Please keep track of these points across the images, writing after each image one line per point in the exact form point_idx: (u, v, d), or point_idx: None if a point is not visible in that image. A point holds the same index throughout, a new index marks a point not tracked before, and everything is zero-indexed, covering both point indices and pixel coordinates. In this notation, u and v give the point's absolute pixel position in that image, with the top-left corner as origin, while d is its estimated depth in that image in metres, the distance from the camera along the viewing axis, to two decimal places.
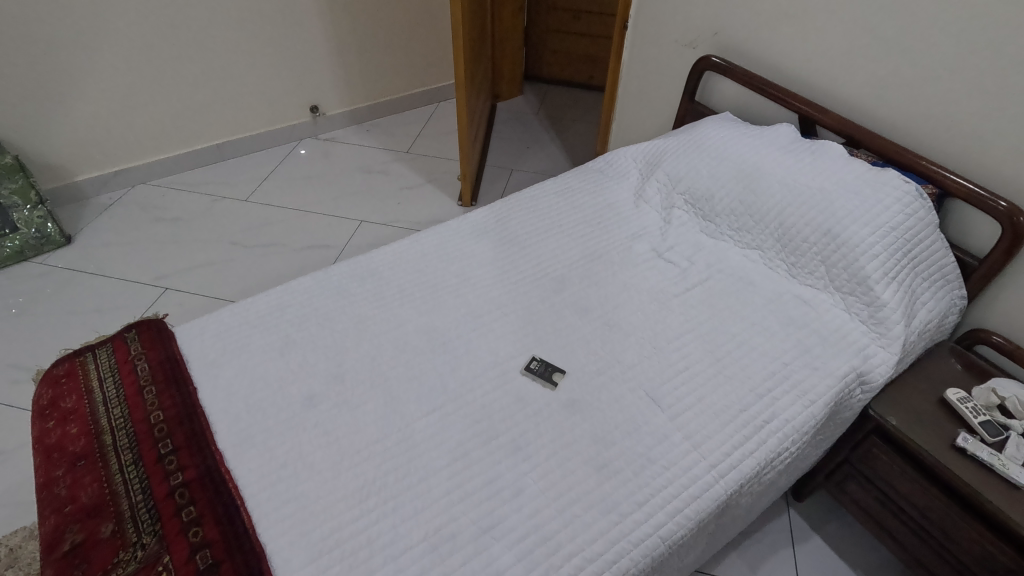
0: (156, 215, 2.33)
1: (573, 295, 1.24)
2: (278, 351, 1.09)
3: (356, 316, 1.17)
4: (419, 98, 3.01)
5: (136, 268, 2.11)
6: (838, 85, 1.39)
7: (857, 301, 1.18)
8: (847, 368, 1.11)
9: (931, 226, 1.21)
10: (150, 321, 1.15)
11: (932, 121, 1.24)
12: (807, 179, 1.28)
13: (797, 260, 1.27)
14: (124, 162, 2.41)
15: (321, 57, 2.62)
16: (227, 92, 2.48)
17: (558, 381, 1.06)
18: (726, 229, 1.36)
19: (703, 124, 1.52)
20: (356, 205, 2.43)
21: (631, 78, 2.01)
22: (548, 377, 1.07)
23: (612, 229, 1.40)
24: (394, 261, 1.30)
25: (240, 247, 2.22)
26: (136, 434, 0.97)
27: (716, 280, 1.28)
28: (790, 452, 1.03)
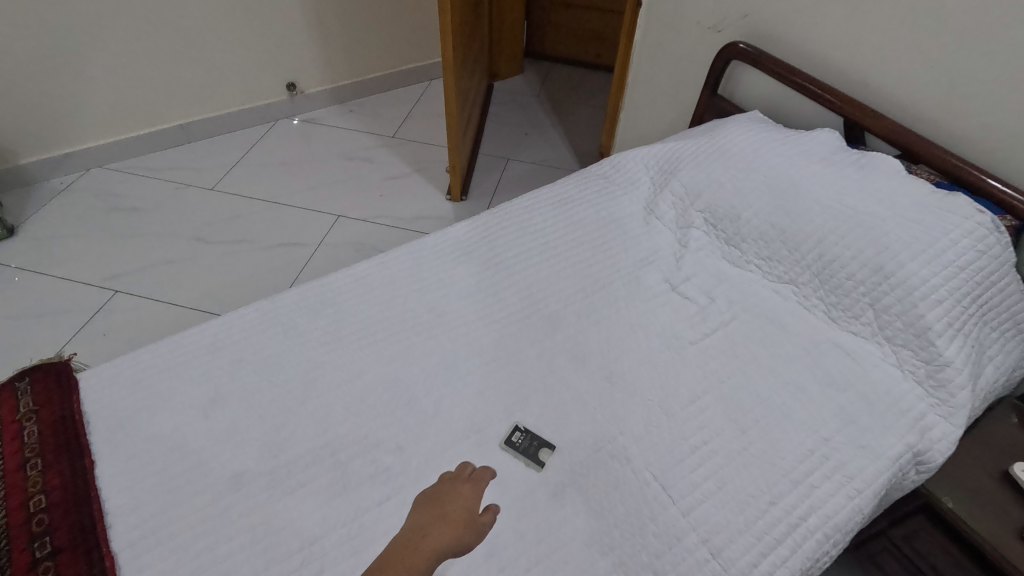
0: (111, 204, 2.10)
1: (568, 338, 1.03)
2: (204, 410, 0.89)
3: (304, 364, 0.96)
4: (409, 75, 2.74)
5: (85, 266, 1.89)
6: (896, 83, 1.15)
7: (914, 357, 0.97)
8: (902, 446, 0.90)
9: (1007, 266, 0.99)
10: (50, 365, 0.95)
11: (1015, 137, 1.00)
12: (856, 202, 1.05)
13: (839, 301, 1.05)
14: (75, 145, 2.16)
15: (297, 28, 2.35)
16: (193, 67, 2.22)
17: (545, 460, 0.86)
18: (753, 258, 1.15)
19: (728, 126, 1.28)
20: (335, 196, 2.20)
21: (644, 63, 1.76)
22: (533, 456, 0.86)
23: (617, 253, 1.18)
24: (355, 289, 1.08)
25: (203, 243, 2.00)
26: (9, 528, 0.77)
27: (741, 322, 1.07)
28: (830, 555, 0.84)
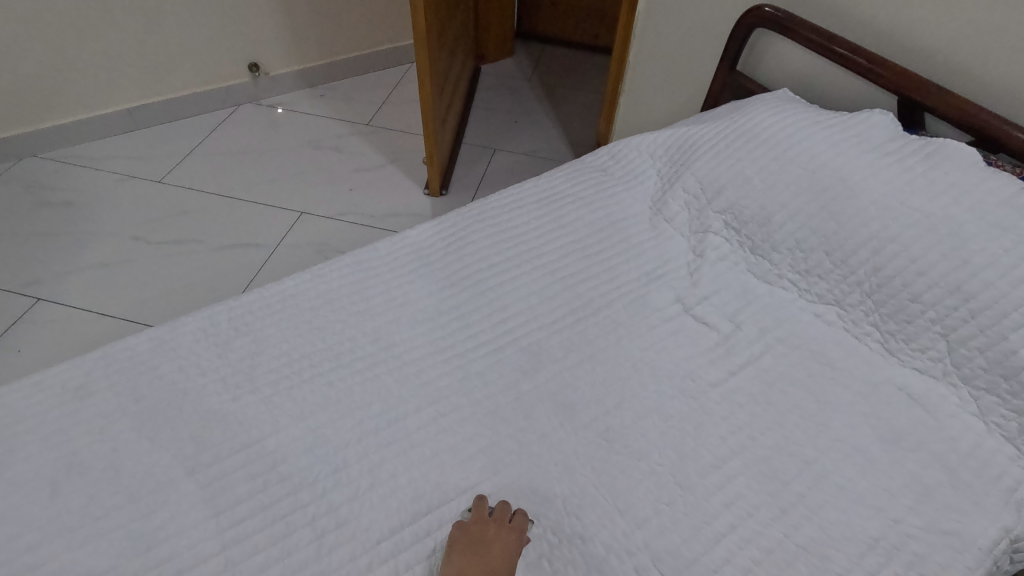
0: (41, 198, 1.85)
1: (552, 378, 0.80)
2: (54, 484, 0.66)
3: (200, 416, 0.73)
4: (387, 57, 2.49)
5: (5, 270, 1.64)
6: (967, 52, 0.91)
7: (1005, 406, 0.74)
8: (995, 530, 0.68)
9: None
10: None
11: None
12: (924, 201, 0.82)
13: (901, 329, 0.82)
14: (3, 130, 1.90)
15: (258, 1, 2.09)
16: (136, 43, 1.97)
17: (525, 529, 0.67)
18: (787, 271, 0.91)
19: (752, 106, 1.04)
20: (299, 190, 1.96)
21: (648, 38, 1.52)
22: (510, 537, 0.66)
23: (616, 264, 0.95)
24: (281, 313, 0.85)
25: (144, 243, 1.75)
26: None
27: (774, 356, 0.84)
28: None
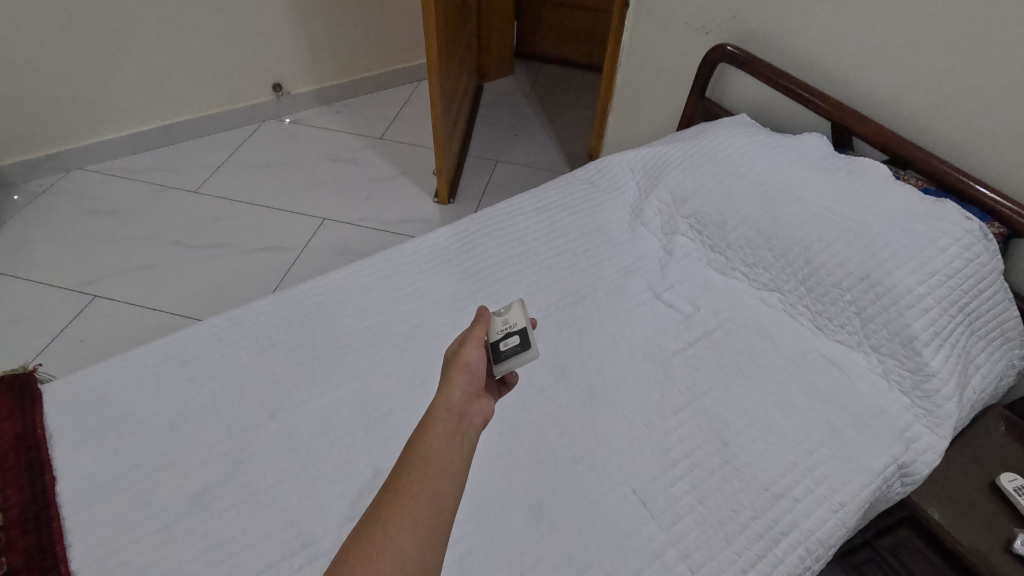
0: (89, 206, 2.05)
1: (548, 348, 1.01)
2: (169, 425, 0.86)
3: (274, 377, 0.93)
4: (397, 76, 2.72)
5: (62, 271, 1.84)
6: (883, 87, 1.13)
7: (900, 366, 0.95)
8: (887, 459, 0.89)
9: (992, 275, 0.98)
10: (12, 376, 0.92)
11: (1002, 143, 0.98)
12: (842, 209, 1.03)
13: (824, 309, 1.03)
14: (54, 146, 2.12)
15: (283, 28, 2.31)
16: (175, 66, 2.19)
17: (528, 349, 0.77)
18: (738, 264, 1.12)
19: (714, 130, 1.26)
20: (320, 199, 2.17)
21: (632, 65, 1.74)
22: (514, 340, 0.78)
23: (600, 259, 1.16)
24: (329, 298, 1.05)
25: (184, 246, 1.96)
26: None
27: (726, 332, 1.05)
28: (812, 571, 0.82)
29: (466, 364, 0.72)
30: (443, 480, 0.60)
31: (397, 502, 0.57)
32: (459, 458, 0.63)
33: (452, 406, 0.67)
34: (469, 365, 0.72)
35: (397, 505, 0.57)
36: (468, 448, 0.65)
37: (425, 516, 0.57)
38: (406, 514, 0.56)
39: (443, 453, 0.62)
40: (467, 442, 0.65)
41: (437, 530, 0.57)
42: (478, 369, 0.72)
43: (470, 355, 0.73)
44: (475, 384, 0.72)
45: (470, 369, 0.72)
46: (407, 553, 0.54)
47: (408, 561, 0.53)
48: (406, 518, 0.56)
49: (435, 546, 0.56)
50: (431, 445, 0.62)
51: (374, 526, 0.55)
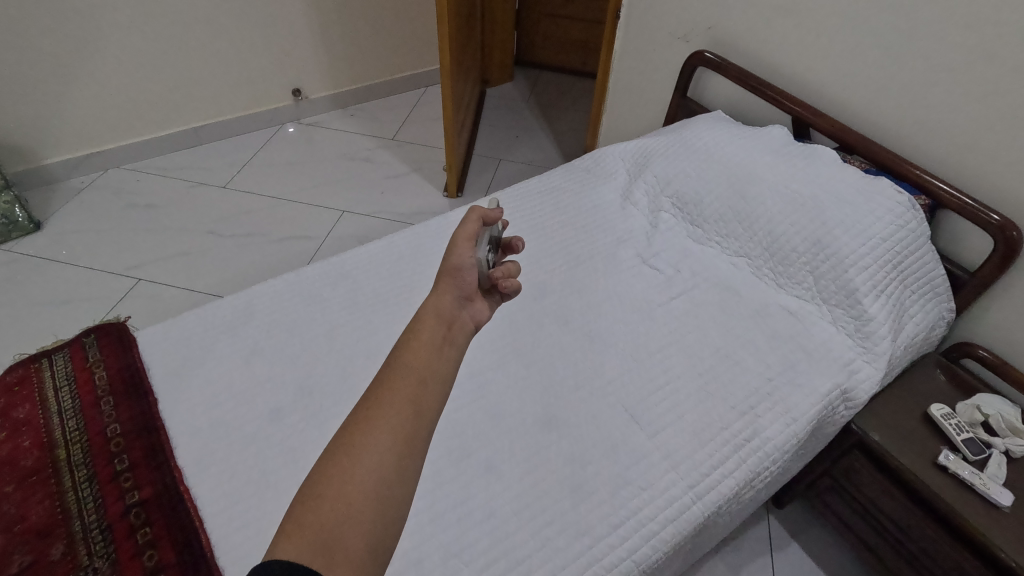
0: (128, 200, 2.24)
1: (554, 303, 1.21)
2: (244, 359, 1.05)
3: (326, 324, 1.12)
4: (405, 82, 2.92)
5: (108, 257, 2.03)
6: (833, 86, 1.34)
7: (845, 314, 1.15)
8: (831, 385, 1.09)
9: (922, 238, 1.17)
10: (110, 325, 1.11)
11: (926, 130, 1.19)
12: (798, 186, 1.23)
13: (784, 270, 1.23)
14: (95, 146, 2.30)
15: (303, 38, 2.52)
16: (206, 73, 2.38)
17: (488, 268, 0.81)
18: (713, 236, 1.32)
19: (693, 124, 1.46)
20: (339, 193, 2.36)
21: (623, 70, 1.95)
22: (489, 257, 0.84)
23: (597, 233, 1.37)
24: (368, 263, 1.25)
25: (217, 236, 2.15)
26: (91, 450, 0.93)
27: (702, 290, 1.25)
28: (770, 471, 1.02)
29: (457, 267, 0.77)
30: (422, 390, 0.65)
31: (380, 408, 0.63)
32: (442, 370, 0.69)
33: (438, 316, 0.73)
34: (458, 266, 0.77)
35: (381, 410, 0.62)
36: (450, 359, 0.71)
37: (403, 422, 0.62)
38: (386, 417, 0.62)
39: (425, 364, 0.68)
40: (447, 353, 0.71)
41: (417, 435, 0.62)
42: (467, 274, 0.78)
43: (459, 255, 0.78)
44: (464, 289, 0.78)
45: (460, 274, 0.77)
46: (386, 450, 0.60)
47: (385, 457, 0.59)
48: (388, 421, 0.61)
49: (412, 449, 0.61)
50: (413, 358, 0.68)
51: (359, 427, 0.61)
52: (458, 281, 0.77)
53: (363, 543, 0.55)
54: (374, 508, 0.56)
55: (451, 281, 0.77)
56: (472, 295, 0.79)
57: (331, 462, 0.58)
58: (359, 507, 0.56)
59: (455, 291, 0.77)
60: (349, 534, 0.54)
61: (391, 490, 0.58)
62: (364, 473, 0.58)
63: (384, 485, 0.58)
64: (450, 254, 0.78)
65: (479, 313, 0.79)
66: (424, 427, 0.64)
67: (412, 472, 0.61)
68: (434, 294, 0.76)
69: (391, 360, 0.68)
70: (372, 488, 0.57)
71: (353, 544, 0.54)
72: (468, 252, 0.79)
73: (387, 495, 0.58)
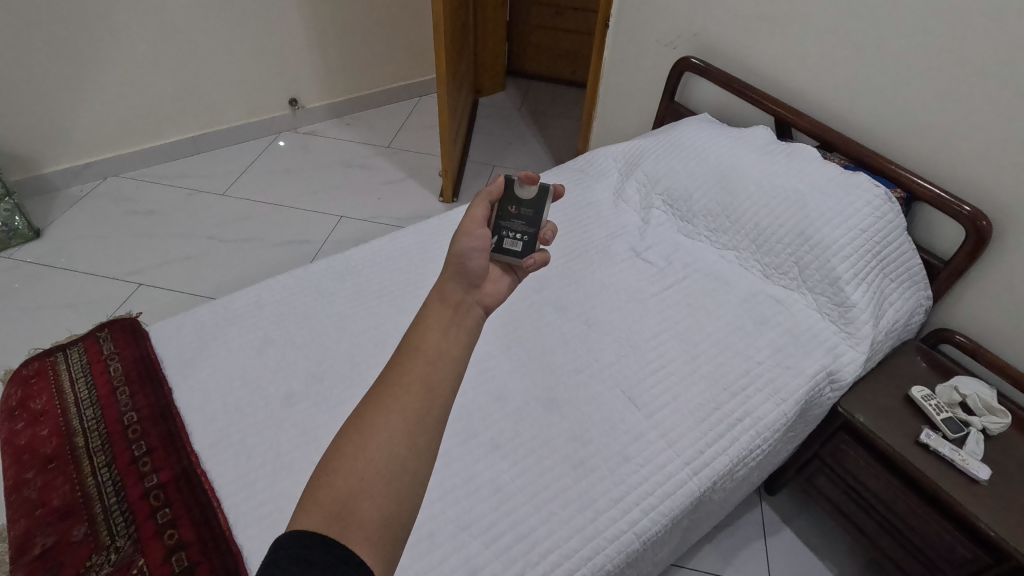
0: (128, 207, 2.27)
1: (552, 294, 1.26)
2: (257, 349, 1.09)
3: (334, 316, 1.17)
4: (400, 92, 2.99)
5: (108, 263, 2.05)
6: (813, 88, 1.42)
7: (829, 301, 1.21)
8: (817, 367, 1.15)
9: (899, 229, 1.23)
10: (123, 320, 1.15)
11: (899, 128, 1.27)
12: (782, 181, 1.29)
13: (770, 261, 1.29)
14: (94, 154, 2.33)
15: (300, 49, 2.58)
16: (204, 84, 2.43)
17: (520, 258, 0.86)
18: (703, 230, 1.39)
19: (682, 126, 1.53)
20: (337, 199, 2.41)
21: (612, 77, 2.02)
22: (519, 243, 0.88)
23: (591, 229, 1.43)
24: (373, 259, 1.30)
25: (217, 241, 2.18)
26: (109, 436, 0.96)
27: (692, 280, 1.32)
28: (761, 449, 1.07)
29: (458, 256, 0.77)
30: (434, 367, 0.63)
31: (392, 386, 0.61)
32: (454, 347, 0.66)
33: (447, 299, 0.72)
34: (461, 255, 0.77)
35: (392, 388, 0.61)
36: (463, 338, 0.69)
37: (415, 399, 0.60)
38: (399, 395, 0.60)
39: (437, 342, 0.66)
40: (459, 331, 0.69)
41: (430, 410, 0.60)
42: (469, 261, 0.77)
43: (462, 243, 0.78)
44: (469, 276, 0.76)
45: (463, 262, 0.77)
46: (398, 426, 0.58)
47: (399, 433, 0.58)
48: (402, 398, 0.60)
49: (426, 425, 0.59)
50: (425, 335, 0.66)
51: (371, 404, 0.60)
52: (462, 268, 0.76)
53: (377, 517, 0.53)
54: (388, 482, 0.55)
55: (454, 269, 0.76)
56: (480, 281, 0.78)
57: (343, 439, 0.58)
58: (372, 482, 0.54)
59: (459, 278, 0.76)
60: (363, 508, 0.53)
61: (404, 466, 0.56)
62: (377, 450, 0.56)
63: (396, 460, 0.56)
64: (453, 245, 0.78)
65: (487, 297, 0.77)
66: (438, 403, 0.61)
67: (426, 448, 0.58)
68: (442, 279, 0.75)
69: (403, 339, 0.66)
70: (384, 462, 0.56)
71: (365, 519, 0.52)
72: (470, 240, 0.78)
73: (400, 471, 0.56)
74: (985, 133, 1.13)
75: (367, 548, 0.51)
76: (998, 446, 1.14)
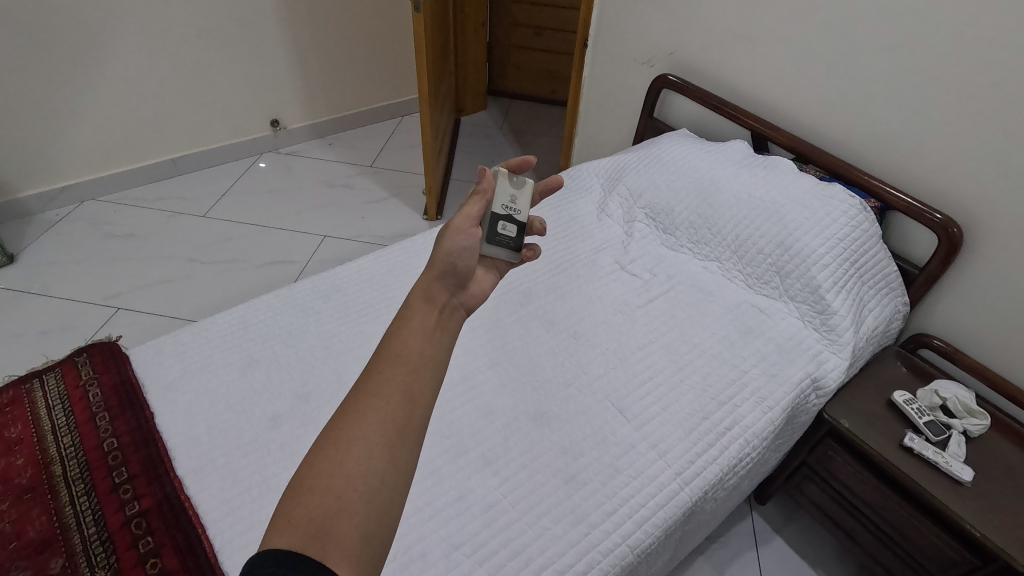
0: (106, 231, 2.23)
1: (538, 308, 1.27)
2: (241, 371, 1.08)
3: (320, 335, 1.15)
4: (382, 111, 3.01)
5: (85, 287, 2.01)
6: (786, 103, 1.46)
7: (811, 309, 1.23)
8: (802, 374, 1.17)
9: (874, 237, 1.26)
10: (102, 344, 1.12)
11: (870, 140, 1.31)
12: (760, 193, 1.32)
13: (753, 272, 1.32)
14: (71, 178, 2.29)
15: (282, 71, 2.58)
16: (183, 106, 2.41)
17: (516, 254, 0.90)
18: (685, 242, 1.41)
19: (661, 141, 1.56)
20: (320, 219, 2.40)
21: (592, 95, 2.06)
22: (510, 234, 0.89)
23: (576, 243, 1.45)
24: (358, 278, 1.29)
25: (198, 263, 2.15)
26: (88, 464, 0.93)
27: (677, 291, 1.34)
28: (751, 457, 1.08)
29: (447, 257, 0.77)
30: (416, 375, 0.64)
31: (371, 396, 0.61)
32: (435, 353, 0.67)
33: (432, 300, 0.73)
34: (450, 254, 0.77)
35: (371, 398, 0.60)
36: (445, 343, 0.69)
37: (395, 408, 0.60)
38: (377, 405, 0.60)
39: (418, 349, 0.66)
40: (441, 337, 0.69)
41: (410, 420, 0.60)
42: (459, 261, 0.78)
43: (453, 241, 0.77)
44: (456, 277, 0.78)
45: (452, 261, 0.77)
46: (377, 438, 0.58)
47: (378, 447, 0.57)
48: (379, 410, 0.60)
49: (407, 435, 0.59)
50: (406, 343, 0.66)
51: (349, 416, 0.59)
52: (450, 268, 0.77)
53: (356, 534, 0.52)
54: (368, 498, 0.54)
55: (443, 269, 0.76)
56: (465, 281, 0.79)
57: (320, 453, 0.57)
58: (350, 498, 0.54)
59: (447, 279, 0.77)
60: (342, 525, 0.52)
61: (384, 479, 0.56)
62: (355, 463, 0.56)
63: (376, 473, 0.56)
64: (443, 241, 0.78)
65: (473, 298, 0.80)
66: (419, 412, 0.62)
67: (407, 459, 0.58)
68: (428, 277, 0.76)
69: (383, 345, 0.66)
70: (363, 477, 0.55)
71: (345, 537, 0.52)
72: (462, 238, 0.78)
73: (381, 484, 0.56)
74: (952, 143, 1.17)
75: (347, 565, 0.50)
76: (979, 447, 1.16)
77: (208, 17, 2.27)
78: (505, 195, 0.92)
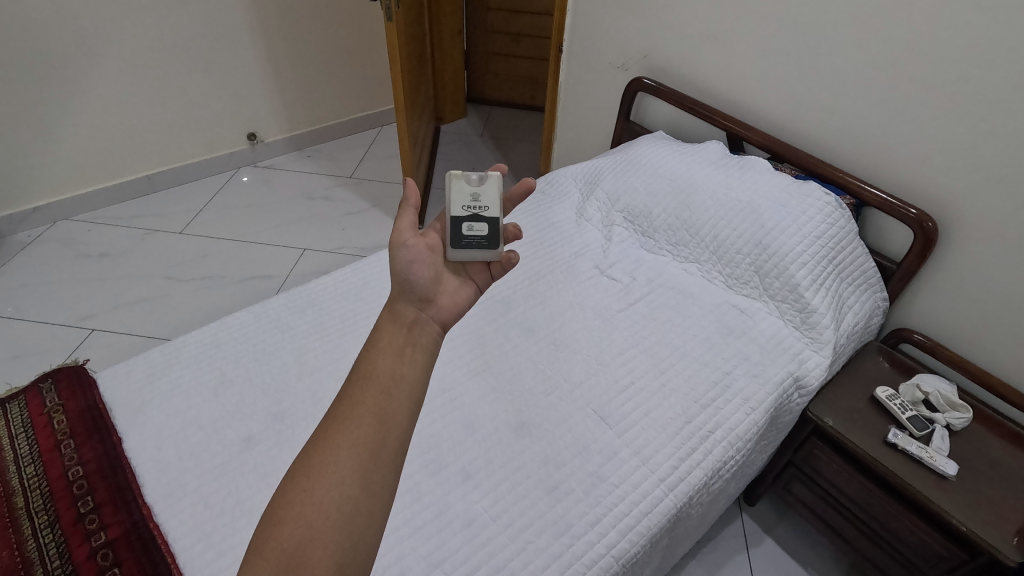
0: (80, 251, 2.18)
1: (519, 317, 1.25)
2: (213, 392, 1.05)
3: (295, 351, 1.13)
4: (361, 122, 2.99)
5: (59, 309, 1.96)
6: (760, 102, 1.46)
7: (790, 307, 1.23)
8: (784, 373, 1.16)
9: (852, 234, 1.26)
10: (69, 368, 1.09)
11: (844, 135, 1.31)
12: (739, 192, 1.32)
13: (732, 272, 1.31)
14: (43, 198, 2.25)
15: (258, 84, 2.56)
16: (157, 120, 2.37)
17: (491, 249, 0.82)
18: (665, 245, 1.41)
19: (639, 144, 1.56)
20: (300, 231, 2.37)
21: (569, 99, 2.06)
22: (479, 233, 0.82)
23: (555, 249, 1.44)
24: (333, 292, 1.27)
25: (175, 280, 2.11)
26: (52, 494, 0.90)
27: (657, 294, 1.33)
28: (736, 459, 1.07)
29: (399, 277, 0.73)
30: (389, 396, 0.62)
31: (342, 421, 0.59)
32: (410, 371, 0.65)
33: (399, 318, 0.70)
34: (402, 273, 0.73)
35: (341, 423, 0.59)
36: (420, 361, 0.67)
37: (367, 432, 0.59)
38: (348, 430, 0.59)
39: (390, 368, 0.64)
40: (415, 352, 0.67)
41: (384, 444, 0.59)
42: (413, 276, 0.73)
43: (399, 260, 0.73)
44: (418, 293, 0.73)
45: (407, 280, 0.73)
46: (350, 465, 0.57)
47: (350, 473, 0.56)
48: (349, 437, 0.58)
49: (380, 461, 0.58)
50: (377, 362, 0.64)
51: (319, 445, 0.58)
52: (408, 286, 0.73)
53: (329, 565, 0.52)
54: (342, 526, 0.54)
55: (401, 288, 0.73)
56: (430, 294, 0.74)
57: (290, 484, 0.56)
58: (322, 528, 0.53)
59: (409, 295, 0.73)
60: (313, 557, 0.52)
61: (358, 505, 0.55)
62: (327, 491, 0.55)
63: (349, 501, 0.55)
64: (393, 262, 0.74)
65: (442, 311, 0.75)
66: (394, 435, 0.60)
67: (382, 485, 0.57)
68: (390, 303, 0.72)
69: (354, 367, 0.65)
70: (335, 505, 0.54)
71: (316, 569, 0.51)
72: (407, 252, 0.73)
73: (354, 512, 0.55)
74: (923, 137, 1.18)
75: None
76: (962, 440, 1.16)
77: (181, 30, 2.25)
78: (465, 195, 0.86)
